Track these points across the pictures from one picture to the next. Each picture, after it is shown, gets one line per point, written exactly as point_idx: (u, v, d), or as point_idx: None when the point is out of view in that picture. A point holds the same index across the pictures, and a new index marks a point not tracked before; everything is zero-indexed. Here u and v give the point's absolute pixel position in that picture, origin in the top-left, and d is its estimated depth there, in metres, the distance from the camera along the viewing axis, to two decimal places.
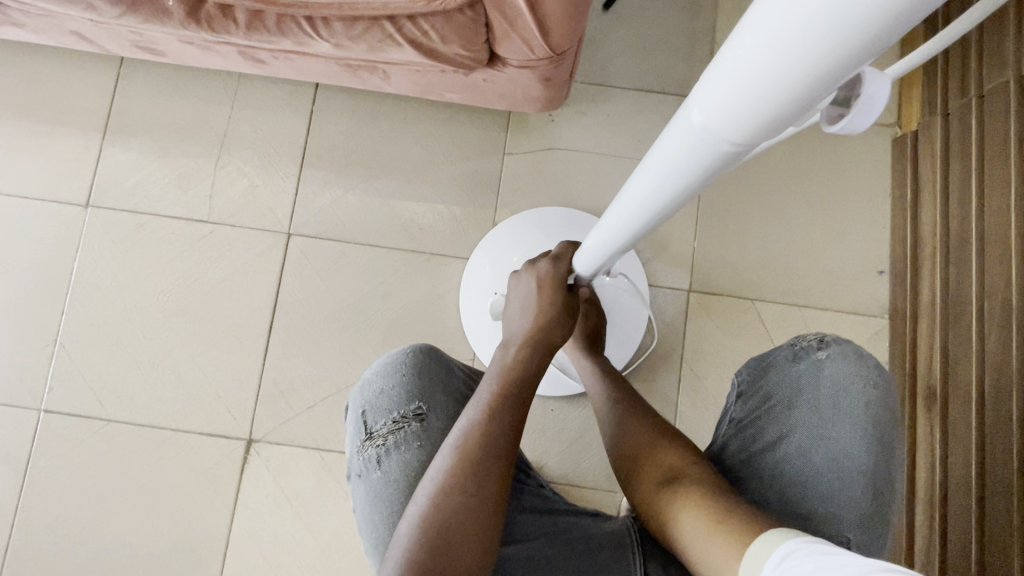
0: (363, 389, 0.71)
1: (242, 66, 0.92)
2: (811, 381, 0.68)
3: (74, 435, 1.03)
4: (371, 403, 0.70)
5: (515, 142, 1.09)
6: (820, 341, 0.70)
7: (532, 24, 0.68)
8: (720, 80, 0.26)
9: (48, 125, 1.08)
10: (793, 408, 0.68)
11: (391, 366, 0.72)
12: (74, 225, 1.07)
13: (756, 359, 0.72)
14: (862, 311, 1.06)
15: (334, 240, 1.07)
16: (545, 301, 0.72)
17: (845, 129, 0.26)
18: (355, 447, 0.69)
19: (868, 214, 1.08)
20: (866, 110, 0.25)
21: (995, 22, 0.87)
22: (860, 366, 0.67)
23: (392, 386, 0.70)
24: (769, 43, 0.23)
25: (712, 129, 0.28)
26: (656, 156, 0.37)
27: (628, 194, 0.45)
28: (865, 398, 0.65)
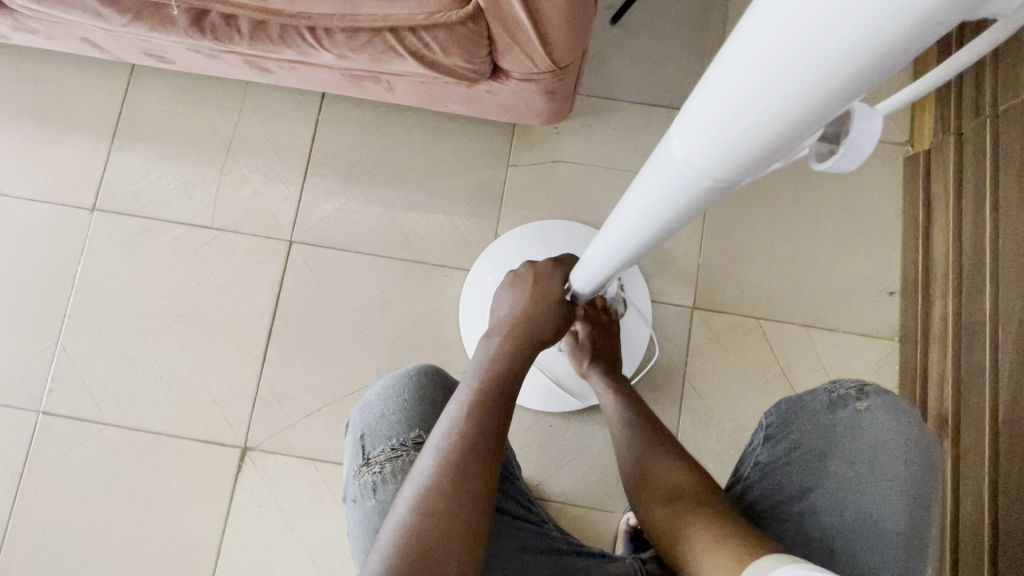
0: (364, 412, 0.71)
1: (248, 75, 0.93)
2: (847, 431, 0.68)
3: (71, 438, 1.03)
4: (371, 428, 0.69)
5: (519, 154, 1.09)
6: (861, 390, 0.69)
7: (535, 37, 0.67)
8: (700, 109, 0.25)
9: (58, 129, 1.10)
10: (825, 459, 0.68)
11: (393, 391, 0.71)
12: (80, 228, 1.08)
13: (790, 402, 0.72)
14: (872, 333, 1.03)
15: (335, 248, 1.07)
16: (538, 299, 0.72)
17: (835, 167, 0.24)
18: (352, 472, 0.68)
19: (879, 233, 1.06)
20: (854, 150, 0.23)
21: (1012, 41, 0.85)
22: (900, 420, 0.67)
23: (392, 411, 0.70)
24: (744, 82, 0.22)
25: (695, 158, 0.27)
26: (645, 184, 0.35)
27: (610, 224, 0.45)
28: (902, 452, 0.66)
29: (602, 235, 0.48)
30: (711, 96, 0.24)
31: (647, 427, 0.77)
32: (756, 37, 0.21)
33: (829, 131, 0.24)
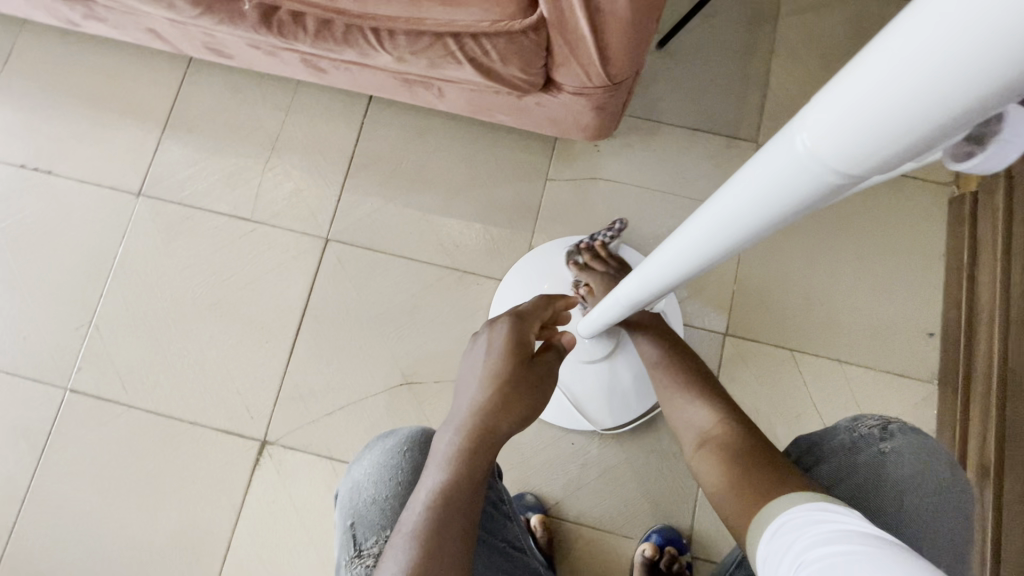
0: (353, 495, 0.67)
1: (303, 74, 0.95)
2: (874, 473, 0.65)
3: (95, 417, 1.03)
4: (360, 515, 0.66)
5: (558, 169, 1.09)
6: (884, 430, 0.68)
7: (593, 50, 0.68)
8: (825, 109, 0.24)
9: (113, 115, 1.13)
10: (853, 502, 0.65)
11: (383, 472, 0.67)
12: (124, 212, 1.10)
13: (809, 441, 0.69)
14: (909, 374, 1.00)
15: (370, 248, 1.07)
16: (496, 372, 0.62)
17: (979, 167, 0.24)
18: (342, 563, 0.64)
19: (920, 273, 1.04)
20: (1004, 151, 0.22)
21: None
22: (922, 461, 0.66)
23: (384, 497, 0.66)
24: (883, 80, 0.21)
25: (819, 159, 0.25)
26: (739, 184, 0.33)
27: (681, 234, 0.43)
28: (927, 495, 0.65)
29: (668, 244, 0.46)
30: (837, 99, 0.23)
31: (698, 369, 0.76)
32: (908, 30, 0.20)
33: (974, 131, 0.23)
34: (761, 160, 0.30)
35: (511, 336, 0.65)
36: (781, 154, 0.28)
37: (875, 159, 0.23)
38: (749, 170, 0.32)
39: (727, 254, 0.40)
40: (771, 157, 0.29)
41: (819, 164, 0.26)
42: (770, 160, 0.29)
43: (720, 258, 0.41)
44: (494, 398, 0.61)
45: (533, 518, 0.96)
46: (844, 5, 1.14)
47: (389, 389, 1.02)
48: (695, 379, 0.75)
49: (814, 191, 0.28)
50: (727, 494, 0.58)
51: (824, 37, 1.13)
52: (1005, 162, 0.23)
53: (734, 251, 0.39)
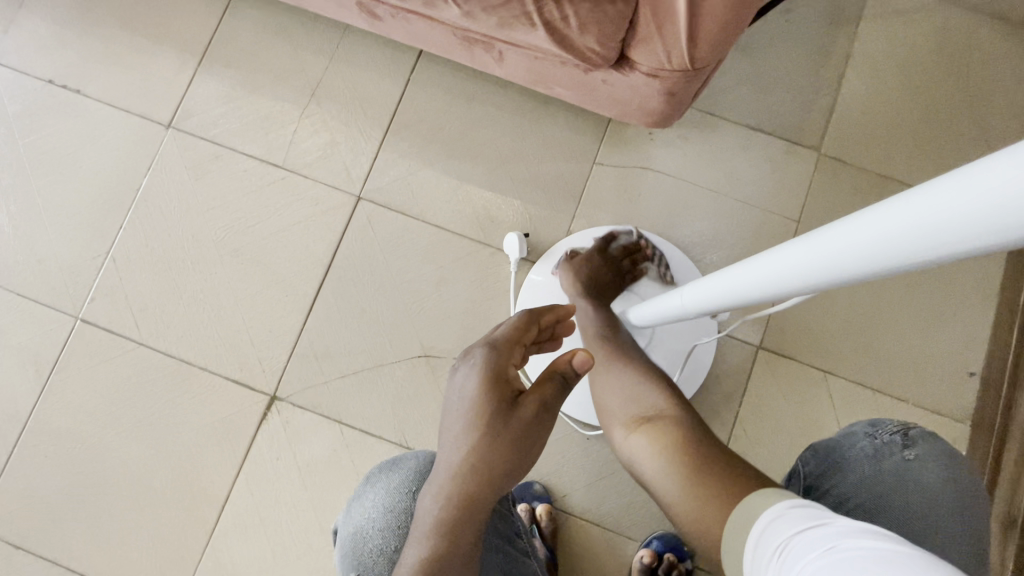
0: (358, 540, 0.65)
1: (357, 20, 0.90)
2: (897, 482, 0.62)
3: (104, 351, 1.01)
4: (366, 568, 0.63)
5: (608, 154, 1.04)
6: (906, 437, 0.64)
7: (681, 31, 0.63)
8: None
9: (150, 40, 1.08)
10: (881, 511, 0.61)
11: (390, 520, 0.65)
12: (153, 143, 1.06)
13: (827, 449, 0.66)
14: (943, 412, 0.97)
15: (402, 212, 1.03)
16: (476, 419, 0.55)
17: None
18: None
19: (967, 308, 0.99)
20: None
21: None
22: (948, 471, 0.62)
23: (391, 547, 0.63)
24: None
25: None
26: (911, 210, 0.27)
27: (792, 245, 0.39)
28: (956, 507, 0.61)
29: (787, 251, 0.40)
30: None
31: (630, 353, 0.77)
32: None
33: None
34: (947, 186, 0.24)
35: (493, 373, 0.57)
36: (976, 187, 0.22)
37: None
38: (919, 195, 0.26)
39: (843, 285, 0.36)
40: (968, 184, 0.23)
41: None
42: (963, 189, 0.23)
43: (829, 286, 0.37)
44: (473, 458, 0.55)
45: (539, 507, 0.95)
46: (931, 15, 1.07)
47: (407, 359, 0.99)
48: (627, 363, 0.75)
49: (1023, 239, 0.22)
50: (674, 485, 0.58)
51: (906, 47, 1.06)
52: None
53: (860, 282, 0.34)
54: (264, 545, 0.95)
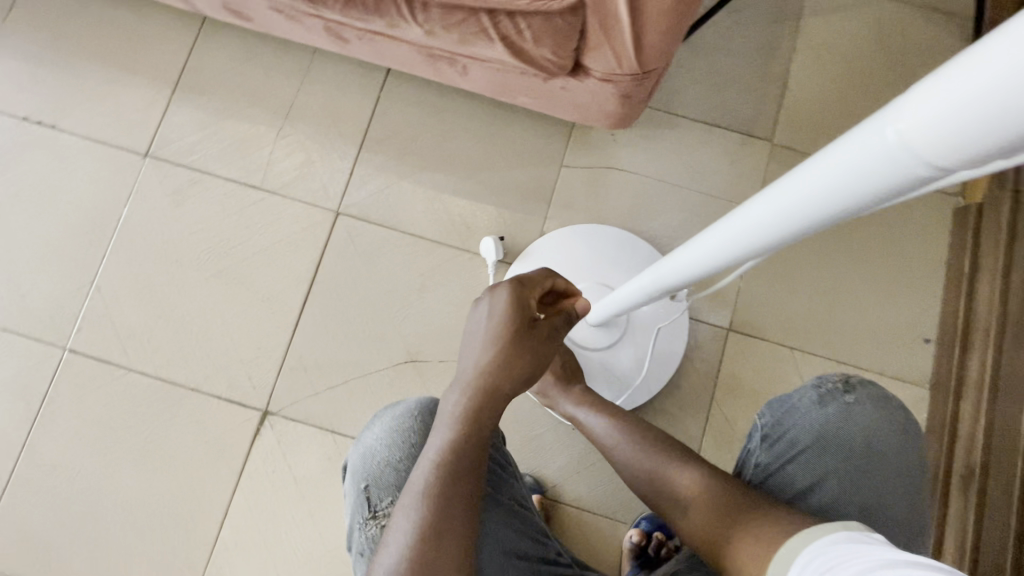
0: (369, 460, 0.68)
1: (325, 43, 0.94)
2: (840, 424, 0.68)
3: (94, 379, 1.02)
4: (374, 478, 0.66)
5: (574, 156, 1.09)
6: (847, 384, 0.70)
7: (627, 37, 0.68)
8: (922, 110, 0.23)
9: (123, 73, 1.10)
10: (827, 453, 0.67)
11: (397, 436, 0.68)
12: (131, 173, 1.08)
13: (778, 400, 0.71)
14: (903, 377, 1.03)
15: (380, 225, 1.07)
16: (503, 342, 0.59)
17: None
18: (358, 523, 0.66)
19: (917, 276, 1.06)
20: None
21: None
22: (883, 410, 0.68)
23: (398, 460, 0.67)
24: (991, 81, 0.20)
25: (912, 151, 0.24)
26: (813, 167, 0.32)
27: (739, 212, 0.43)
28: (891, 440, 0.67)
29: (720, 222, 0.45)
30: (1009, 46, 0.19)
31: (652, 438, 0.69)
32: None
33: None
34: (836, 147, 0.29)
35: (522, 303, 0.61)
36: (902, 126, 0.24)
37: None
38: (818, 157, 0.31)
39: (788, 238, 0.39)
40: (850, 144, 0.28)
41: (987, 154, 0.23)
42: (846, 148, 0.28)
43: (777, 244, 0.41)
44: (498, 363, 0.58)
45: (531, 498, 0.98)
46: (866, 9, 1.14)
47: (394, 366, 1.02)
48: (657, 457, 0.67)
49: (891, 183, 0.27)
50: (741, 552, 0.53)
51: (845, 40, 1.13)
52: None
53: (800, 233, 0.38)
54: (265, 558, 0.97)
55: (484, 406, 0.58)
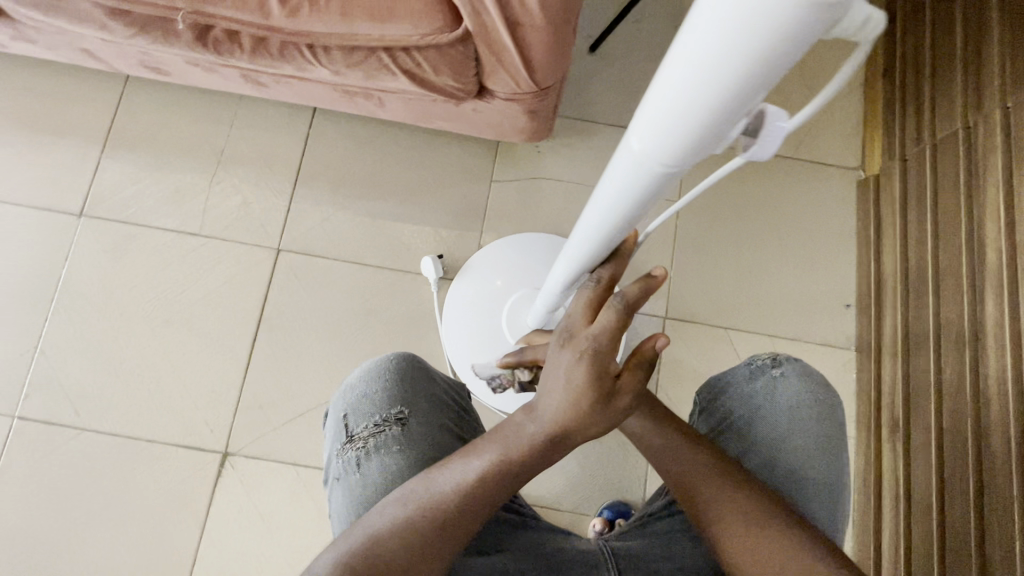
0: (346, 394, 0.70)
1: (244, 88, 0.97)
2: (767, 397, 0.73)
3: (47, 443, 1.01)
4: (353, 407, 0.69)
5: (502, 170, 1.14)
6: (775, 360, 0.75)
7: (517, 60, 0.73)
8: (644, 121, 0.35)
9: (50, 137, 1.12)
10: (754, 425, 0.72)
11: (375, 371, 0.70)
12: (67, 233, 1.09)
13: (716, 378, 0.78)
14: (831, 342, 1.10)
15: (321, 256, 1.10)
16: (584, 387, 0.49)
17: (755, 155, 0.34)
18: (335, 450, 0.67)
19: (835, 247, 1.14)
20: (770, 140, 0.33)
21: (947, 88, 0.96)
22: (808, 383, 0.73)
23: (375, 391, 0.69)
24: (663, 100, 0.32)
25: (649, 149, 0.36)
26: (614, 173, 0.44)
27: (602, 188, 0.47)
28: (814, 412, 0.71)
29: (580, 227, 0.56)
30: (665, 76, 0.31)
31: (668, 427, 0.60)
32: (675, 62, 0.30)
33: (749, 127, 0.33)
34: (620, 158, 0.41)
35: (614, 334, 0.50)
36: (669, 93, 0.31)
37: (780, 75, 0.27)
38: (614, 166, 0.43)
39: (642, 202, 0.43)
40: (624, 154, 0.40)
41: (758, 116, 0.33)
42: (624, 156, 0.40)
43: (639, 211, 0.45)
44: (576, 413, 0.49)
45: None
46: None
47: None
48: (673, 459, 0.58)
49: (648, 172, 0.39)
50: None
51: None
52: (773, 149, 0.33)
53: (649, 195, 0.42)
54: None
55: (543, 454, 0.51)
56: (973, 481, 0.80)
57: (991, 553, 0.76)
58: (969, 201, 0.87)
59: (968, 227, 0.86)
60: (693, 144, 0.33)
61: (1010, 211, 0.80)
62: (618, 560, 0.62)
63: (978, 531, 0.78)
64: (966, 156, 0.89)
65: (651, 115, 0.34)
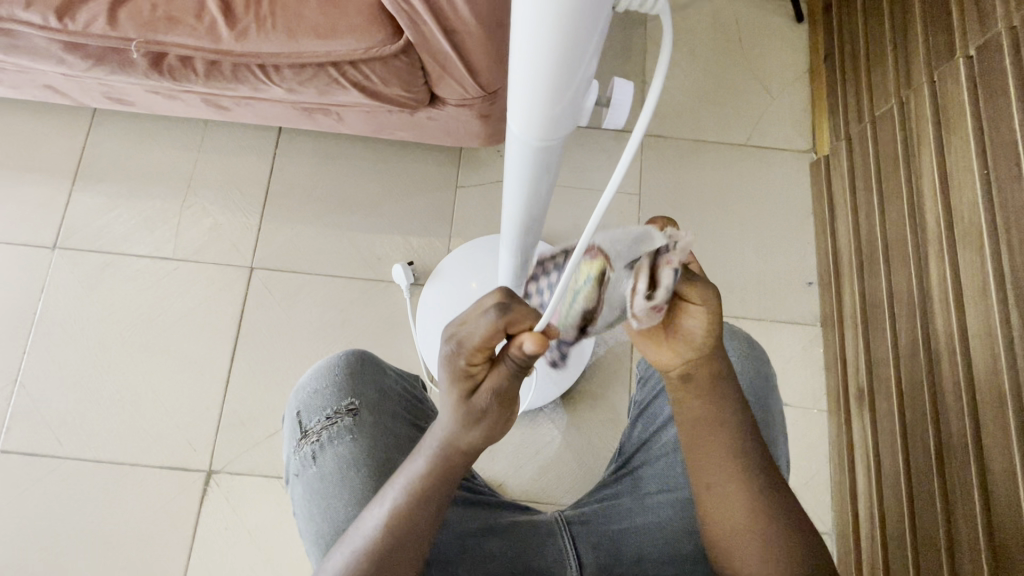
0: (299, 392, 0.73)
1: (206, 113, 1.00)
2: None
3: (29, 475, 1.02)
4: (304, 405, 0.71)
5: (466, 175, 1.17)
6: None
7: (460, 66, 0.77)
8: (516, 98, 0.39)
9: (20, 174, 1.14)
10: None
11: (324, 369, 0.73)
12: (41, 266, 1.10)
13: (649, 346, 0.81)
14: (796, 320, 1.13)
15: (294, 272, 1.12)
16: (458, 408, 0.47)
17: (613, 119, 0.45)
18: (292, 447, 0.71)
19: (793, 229, 1.17)
20: (621, 107, 0.44)
21: (883, 68, 1.01)
22: (732, 340, 0.76)
23: (325, 387, 0.72)
24: (520, 73, 0.36)
25: (526, 114, 0.40)
26: (512, 157, 0.48)
27: (508, 177, 0.52)
28: (739, 366, 0.74)
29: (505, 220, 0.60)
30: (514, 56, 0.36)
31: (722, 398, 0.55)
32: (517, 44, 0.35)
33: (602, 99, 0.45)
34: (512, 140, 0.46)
35: (471, 344, 0.44)
36: (521, 65, 0.35)
37: (600, 27, 0.31)
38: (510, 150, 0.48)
39: (544, 174, 0.48)
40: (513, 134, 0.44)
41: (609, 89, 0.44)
42: (514, 136, 0.45)
43: (544, 180, 0.50)
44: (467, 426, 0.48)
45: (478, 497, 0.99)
46: (703, 4, 1.28)
47: None
48: (717, 437, 0.55)
49: (536, 136, 0.42)
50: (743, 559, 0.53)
51: (691, 32, 1.26)
52: (622, 117, 0.45)
53: (547, 168, 0.47)
54: None
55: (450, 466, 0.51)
56: (933, 441, 0.82)
57: (954, 508, 0.78)
58: (909, 171, 0.91)
59: (910, 196, 0.90)
60: (562, 108, 0.39)
61: (944, 177, 0.83)
62: (572, 527, 0.68)
63: (941, 487, 0.81)
64: (902, 129, 0.93)
65: (518, 92, 0.39)
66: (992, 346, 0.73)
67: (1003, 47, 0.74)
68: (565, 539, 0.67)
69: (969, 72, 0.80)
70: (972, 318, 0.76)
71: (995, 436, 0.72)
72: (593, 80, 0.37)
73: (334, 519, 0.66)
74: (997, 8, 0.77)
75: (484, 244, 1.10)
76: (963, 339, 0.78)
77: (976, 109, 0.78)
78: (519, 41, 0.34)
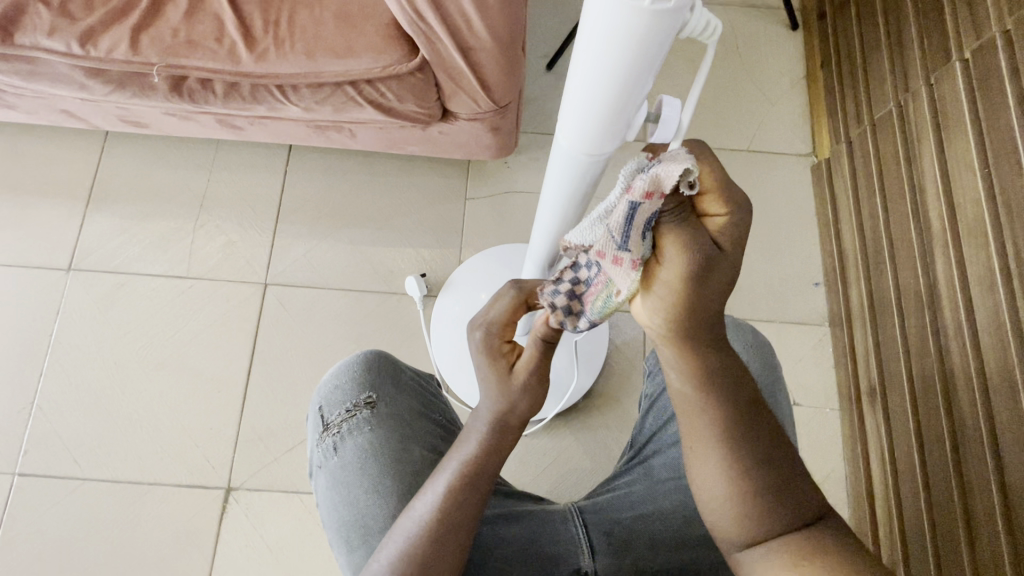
0: (321, 388, 0.74)
1: (219, 133, 1.01)
2: None
3: (48, 496, 1.02)
4: (327, 399, 0.73)
5: (475, 187, 1.19)
6: None
7: (473, 81, 0.79)
8: (569, 109, 0.42)
9: (34, 198, 1.15)
10: None
11: (343, 365, 0.74)
12: (56, 289, 1.11)
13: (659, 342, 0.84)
14: (804, 320, 1.14)
15: (308, 287, 1.13)
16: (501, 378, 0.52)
17: (661, 135, 0.44)
18: (314, 440, 0.71)
19: (797, 231, 1.19)
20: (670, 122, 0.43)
21: (880, 72, 1.03)
22: (738, 332, 0.78)
23: (346, 381, 0.73)
24: (577, 85, 0.39)
25: (577, 125, 0.42)
26: (555, 165, 0.50)
27: (547, 185, 0.54)
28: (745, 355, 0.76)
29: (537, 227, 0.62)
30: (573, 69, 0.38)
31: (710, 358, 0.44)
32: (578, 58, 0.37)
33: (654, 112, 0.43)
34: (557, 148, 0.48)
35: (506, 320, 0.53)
36: (580, 79, 0.38)
37: (660, 49, 0.34)
38: (554, 158, 0.50)
39: (583, 185, 0.50)
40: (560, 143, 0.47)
41: (658, 104, 0.43)
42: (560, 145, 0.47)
43: (581, 191, 0.52)
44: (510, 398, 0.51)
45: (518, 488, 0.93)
46: None
47: None
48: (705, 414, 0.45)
49: (583, 147, 0.45)
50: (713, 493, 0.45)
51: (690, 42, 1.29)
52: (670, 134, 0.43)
53: (590, 177, 0.50)
54: None
55: (495, 446, 0.52)
56: (947, 435, 0.84)
57: (973, 502, 0.79)
58: (910, 172, 0.93)
59: (913, 196, 0.92)
60: (612, 122, 0.41)
61: (946, 178, 0.86)
62: (584, 515, 0.69)
63: (958, 482, 0.82)
64: (902, 132, 0.96)
65: (572, 103, 0.41)
66: (1002, 340, 0.74)
67: (999, 52, 0.77)
68: (579, 524, 0.68)
69: (964, 75, 0.83)
70: (981, 313, 0.78)
71: (1009, 428, 0.74)
72: (646, 98, 0.39)
73: (356, 508, 0.66)
74: (990, 13, 0.80)
75: (493, 250, 1.12)
76: (974, 334, 0.79)
77: (974, 110, 0.81)
78: (580, 55, 0.36)
